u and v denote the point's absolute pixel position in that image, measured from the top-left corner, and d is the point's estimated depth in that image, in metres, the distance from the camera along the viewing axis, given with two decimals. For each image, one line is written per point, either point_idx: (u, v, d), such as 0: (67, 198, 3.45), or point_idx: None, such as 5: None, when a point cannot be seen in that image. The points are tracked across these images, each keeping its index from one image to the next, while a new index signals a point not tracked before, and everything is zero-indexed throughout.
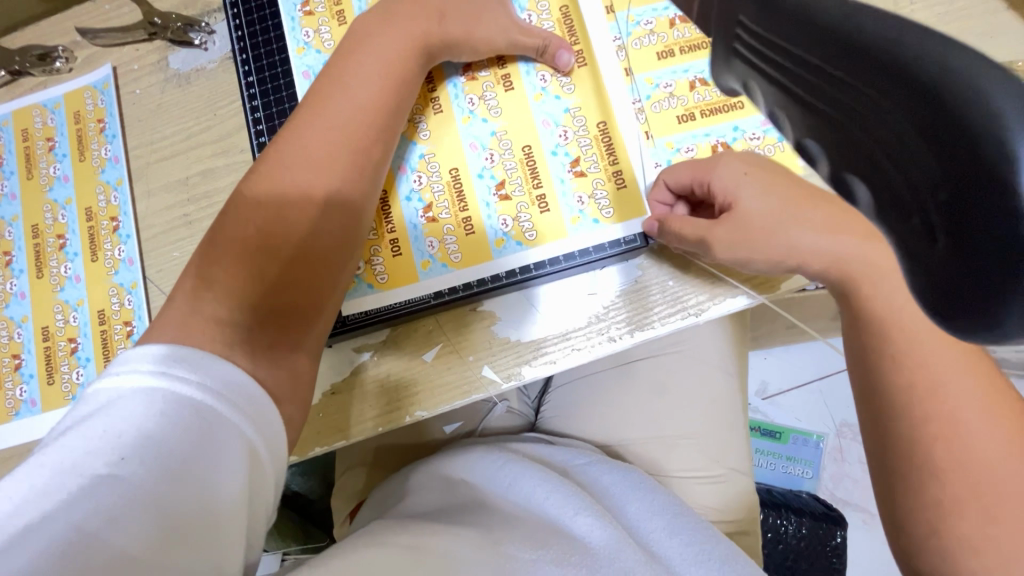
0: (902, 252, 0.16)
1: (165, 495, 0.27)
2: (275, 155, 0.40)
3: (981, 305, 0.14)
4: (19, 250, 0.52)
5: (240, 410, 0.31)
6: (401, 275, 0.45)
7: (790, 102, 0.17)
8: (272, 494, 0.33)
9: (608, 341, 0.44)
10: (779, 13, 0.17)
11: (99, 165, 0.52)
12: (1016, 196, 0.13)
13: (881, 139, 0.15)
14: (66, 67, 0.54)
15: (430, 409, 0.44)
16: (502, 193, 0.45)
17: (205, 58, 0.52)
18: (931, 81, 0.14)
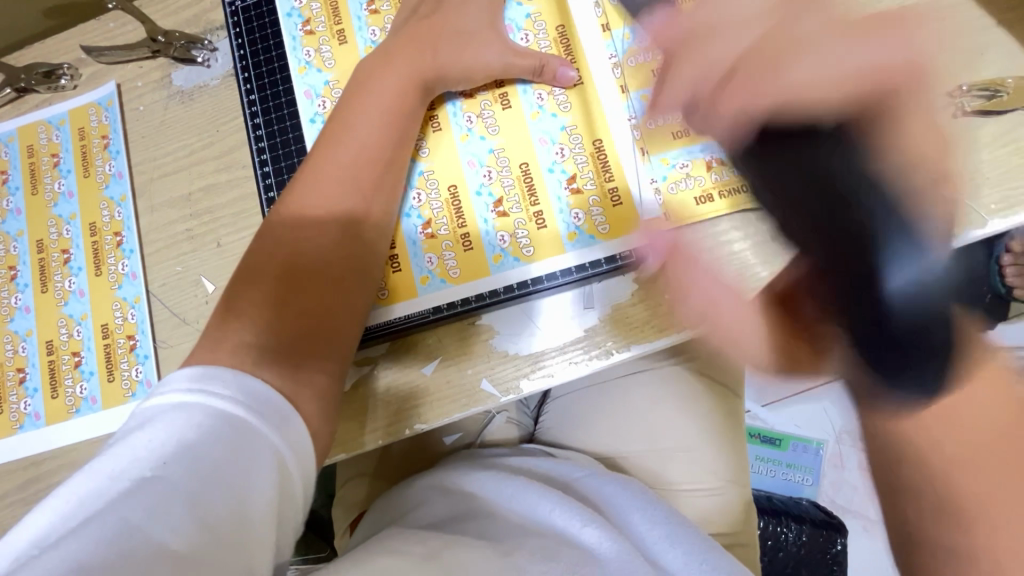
0: (834, 315, 0.32)
1: (201, 497, 0.30)
2: (296, 187, 0.43)
3: (903, 356, 0.29)
4: (24, 264, 0.52)
5: (268, 421, 0.34)
6: (401, 291, 0.46)
7: (793, 217, 0.34)
8: (303, 498, 0.35)
9: (605, 354, 0.44)
10: (773, 160, 0.34)
11: (103, 180, 0.53)
12: (882, 294, 0.30)
13: (828, 256, 0.32)
14: (71, 85, 0.55)
15: (430, 422, 0.45)
16: (501, 210, 0.46)
17: (208, 75, 0.53)
18: (865, 232, 0.30)
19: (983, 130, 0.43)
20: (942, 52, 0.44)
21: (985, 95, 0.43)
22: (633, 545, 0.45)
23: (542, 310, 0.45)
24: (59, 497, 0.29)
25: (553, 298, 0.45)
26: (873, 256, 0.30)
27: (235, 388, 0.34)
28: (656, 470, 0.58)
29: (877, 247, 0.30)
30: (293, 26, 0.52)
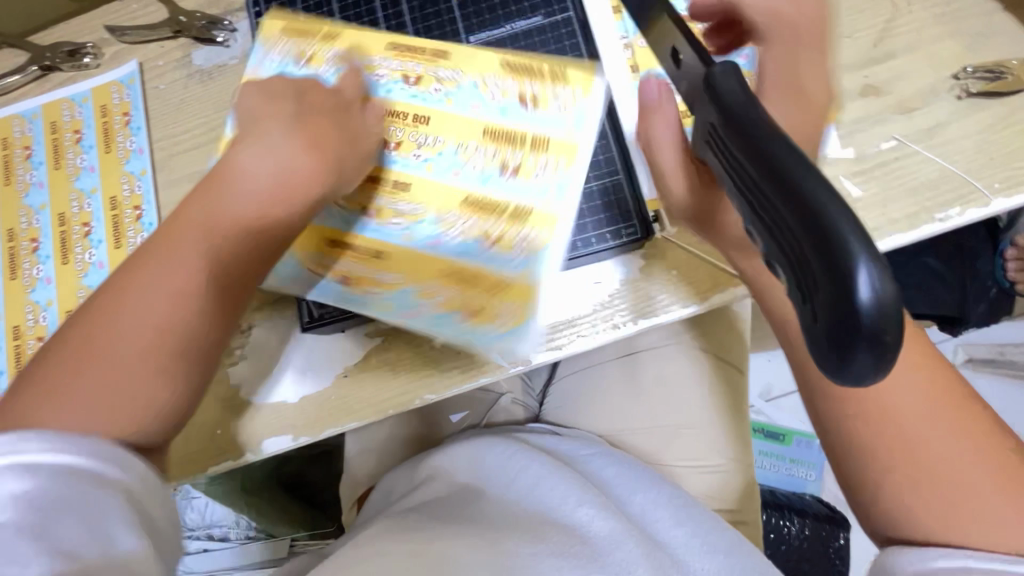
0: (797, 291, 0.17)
1: (53, 532, 0.28)
2: (173, 230, 0.38)
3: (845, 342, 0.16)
4: (47, 237, 0.54)
5: (99, 455, 0.30)
6: (518, 298, 0.44)
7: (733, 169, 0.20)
8: (164, 512, 0.33)
9: (612, 328, 0.45)
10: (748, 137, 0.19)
11: (124, 156, 0.54)
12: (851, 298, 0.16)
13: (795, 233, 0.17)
14: (94, 63, 0.57)
15: (438, 393, 0.47)
16: (516, 168, 0.46)
17: (227, 55, 0.55)
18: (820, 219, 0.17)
19: (988, 111, 0.43)
20: (947, 35, 0.45)
21: (989, 77, 0.44)
22: (629, 522, 0.46)
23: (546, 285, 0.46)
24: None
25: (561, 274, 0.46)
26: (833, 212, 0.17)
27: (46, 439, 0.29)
28: (658, 447, 0.59)
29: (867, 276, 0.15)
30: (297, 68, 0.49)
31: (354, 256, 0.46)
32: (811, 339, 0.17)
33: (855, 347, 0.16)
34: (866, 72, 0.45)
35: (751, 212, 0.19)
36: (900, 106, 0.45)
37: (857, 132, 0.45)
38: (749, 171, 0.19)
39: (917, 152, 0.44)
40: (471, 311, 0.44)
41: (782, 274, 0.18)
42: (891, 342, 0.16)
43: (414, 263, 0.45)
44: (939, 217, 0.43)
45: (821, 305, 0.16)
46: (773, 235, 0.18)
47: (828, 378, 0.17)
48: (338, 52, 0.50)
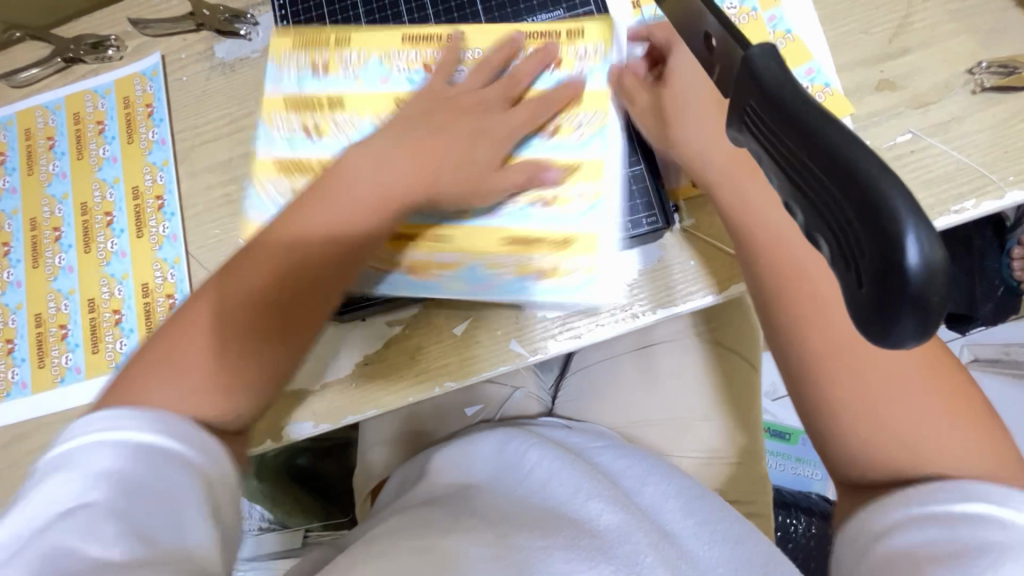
0: (843, 266, 0.18)
1: (122, 512, 0.29)
2: (256, 246, 0.42)
3: (881, 315, 0.17)
4: (69, 226, 0.54)
5: (175, 434, 0.32)
6: (589, 247, 0.45)
7: (771, 152, 0.21)
8: (228, 497, 0.34)
9: (631, 317, 0.46)
10: (788, 119, 0.20)
11: (146, 147, 0.55)
12: (900, 272, 0.16)
13: (841, 212, 0.18)
14: (117, 55, 0.57)
15: (459, 381, 0.47)
16: (556, 129, 0.47)
17: (249, 48, 0.55)
18: (869, 195, 0.17)
19: (1002, 105, 0.44)
20: (962, 31, 0.46)
21: (1003, 72, 0.45)
22: (640, 514, 0.45)
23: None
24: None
25: None
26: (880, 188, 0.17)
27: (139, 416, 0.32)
28: (673, 439, 0.60)
29: (914, 246, 0.16)
30: (316, 78, 0.51)
31: (407, 249, 0.47)
32: (855, 304, 0.18)
33: (900, 309, 0.16)
34: (882, 67, 0.46)
35: (794, 187, 0.20)
36: (916, 100, 0.45)
37: (872, 126, 0.45)
38: (790, 149, 0.20)
39: (931, 145, 0.44)
40: (550, 268, 0.45)
41: (825, 244, 0.19)
42: (936, 306, 0.16)
43: (475, 242, 0.46)
44: (953, 209, 0.43)
45: (865, 270, 0.17)
46: (816, 209, 0.19)
47: (871, 341, 0.18)
48: (353, 54, 0.51)
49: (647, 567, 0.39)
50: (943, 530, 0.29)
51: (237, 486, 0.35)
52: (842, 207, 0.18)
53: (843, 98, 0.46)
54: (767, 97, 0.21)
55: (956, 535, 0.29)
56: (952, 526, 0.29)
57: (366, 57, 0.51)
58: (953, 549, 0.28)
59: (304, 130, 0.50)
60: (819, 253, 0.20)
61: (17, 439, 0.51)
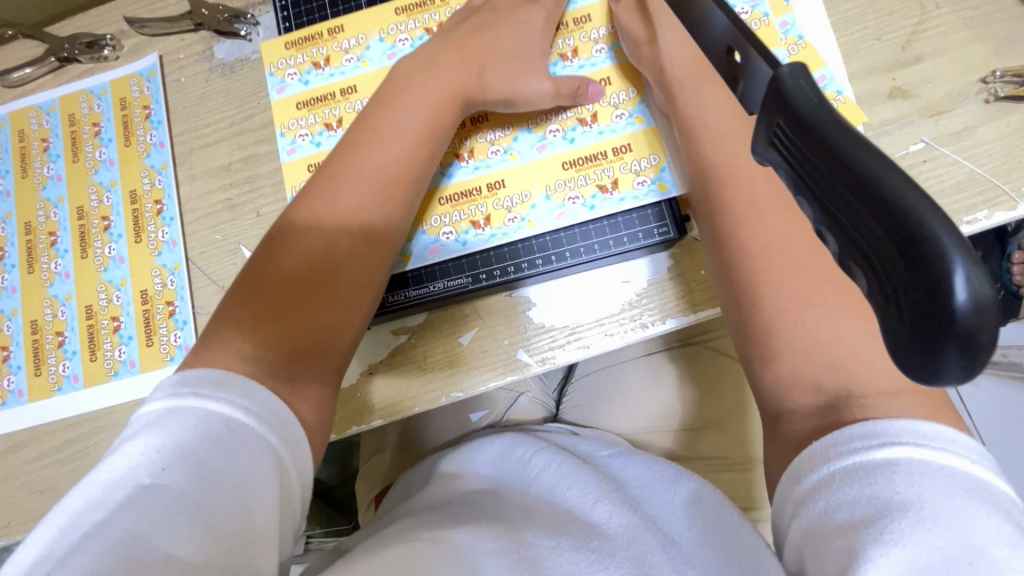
0: (880, 298, 0.18)
1: (202, 499, 0.30)
2: (289, 228, 0.42)
3: (926, 354, 0.16)
4: (64, 230, 0.53)
5: (265, 422, 0.35)
6: (642, 148, 0.47)
7: (800, 176, 0.20)
8: (300, 495, 0.36)
9: (640, 328, 0.45)
10: (821, 142, 0.19)
11: (144, 149, 0.54)
12: (947, 308, 0.16)
13: (881, 243, 0.17)
14: (113, 55, 0.56)
15: (465, 390, 0.47)
16: (575, 51, 0.50)
17: (249, 48, 0.54)
18: (913, 227, 0.16)
19: (1015, 115, 0.44)
20: (975, 39, 0.45)
21: (1018, 81, 0.44)
22: (647, 518, 0.44)
23: (560, 287, 0.47)
24: (69, 504, 0.30)
25: (582, 277, 0.47)
26: (925, 220, 0.16)
27: (214, 382, 0.35)
28: (678, 443, 0.60)
29: (962, 281, 0.15)
30: (320, 73, 0.51)
31: (464, 202, 0.48)
32: (894, 339, 0.17)
33: (946, 348, 0.16)
34: (894, 75, 0.46)
35: (826, 213, 0.20)
36: (928, 109, 0.45)
37: (884, 134, 0.45)
38: (824, 175, 0.19)
39: (944, 155, 0.44)
40: (609, 181, 0.47)
41: (862, 277, 0.19)
42: (986, 345, 0.16)
43: (530, 175, 0.48)
44: (966, 220, 0.43)
45: (907, 305, 0.17)
46: (852, 239, 0.19)
47: (910, 376, 0.17)
48: (350, 40, 0.52)
49: (653, 567, 0.38)
50: (858, 490, 0.28)
51: (309, 487, 0.38)
52: (882, 237, 0.17)
53: (856, 106, 0.45)
54: (798, 118, 0.20)
55: (873, 492, 0.27)
56: (868, 485, 0.27)
57: (365, 39, 0.51)
58: (872, 511, 0.27)
59: (326, 125, 0.51)
60: (855, 282, 0.19)
61: (14, 448, 0.50)
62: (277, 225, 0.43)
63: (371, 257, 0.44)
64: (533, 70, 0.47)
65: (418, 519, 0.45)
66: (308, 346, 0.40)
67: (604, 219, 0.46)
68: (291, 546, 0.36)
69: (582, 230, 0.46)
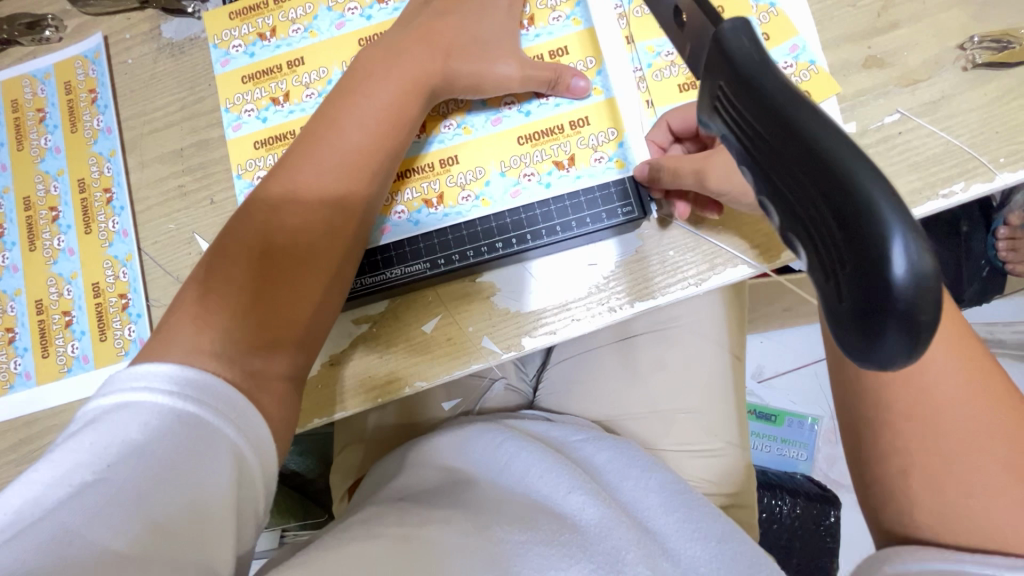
0: (819, 275, 0.16)
1: (148, 494, 0.29)
2: (243, 213, 0.40)
3: (865, 330, 0.15)
4: (11, 222, 0.51)
5: (224, 416, 0.33)
6: (601, 122, 0.45)
7: (742, 141, 0.19)
8: (264, 490, 0.34)
9: (609, 311, 0.44)
10: (764, 102, 0.18)
11: (91, 136, 0.51)
12: (887, 280, 0.14)
13: (819, 211, 0.16)
14: (56, 37, 0.53)
15: (429, 379, 0.45)
16: (532, 19, 0.47)
17: (197, 26, 0.51)
18: (852, 190, 0.15)
19: (993, 83, 0.42)
20: (952, 4, 0.44)
21: (996, 47, 0.42)
22: (621, 510, 0.43)
23: (530, 272, 0.45)
24: (2, 504, 0.28)
25: (548, 259, 0.45)
26: (866, 185, 0.15)
27: (169, 376, 0.33)
28: (656, 432, 0.58)
29: (901, 253, 0.14)
30: (266, 45, 0.49)
31: (418, 179, 0.46)
32: (833, 319, 0.16)
33: (885, 328, 0.15)
34: (870, 43, 0.44)
35: (769, 183, 0.18)
36: (905, 78, 0.43)
37: (859, 105, 0.43)
38: (765, 139, 0.18)
39: (921, 126, 0.42)
40: (566, 157, 0.45)
41: (804, 252, 0.17)
42: (926, 323, 0.15)
43: (486, 150, 0.46)
44: (942, 193, 0.41)
45: (846, 281, 0.15)
46: (793, 210, 0.17)
47: (854, 361, 0.16)
48: (297, 9, 0.49)
49: (628, 566, 0.37)
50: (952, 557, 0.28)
51: (275, 483, 0.36)
52: (822, 206, 0.16)
53: (828, 76, 0.43)
54: (739, 77, 0.18)
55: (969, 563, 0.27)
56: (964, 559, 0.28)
57: (312, 9, 0.49)
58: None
59: (272, 100, 0.48)
60: (797, 257, 0.18)
61: None
62: (235, 212, 0.42)
63: (332, 241, 0.41)
64: (492, 38, 0.45)
65: (383, 509, 0.43)
66: (265, 340, 0.38)
67: (561, 196, 0.44)
68: (251, 542, 0.35)
69: (542, 207, 0.45)
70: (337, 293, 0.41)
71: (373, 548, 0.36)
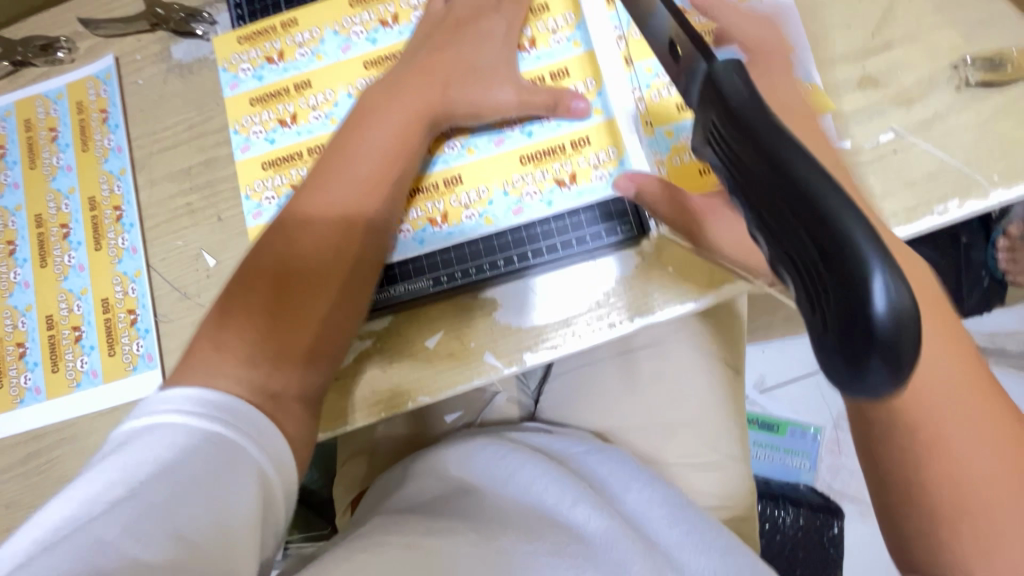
0: (804, 307, 0.17)
1: (179, 506, 0.29)
2: (261, 244, 0.41)
3: (850, 363, 0.16)
4: (23, 239, 0.52)
5: (249, 435, 0.34)
6: (601, 141, 0.46)
7: (735, 175, 0.19)
8: (285, 508, 0.35)
9: (609, 327, 0.44)
10: (753, 142, 0.18)
11: (102, 155, 0.52)
12: (868, 317, 0.15)
13: (802, 249, 0.16)
14: (69, 58, 0.54)
15: (432, 395, 0.45)
16: (532, 41, 0.48)
17: (206, 48, 0.52)
18: (835, 228, 0.16)
19: (986, 102, 0.43)
20: (946, 25, 0.44)
21: (989, 67, 0.43)
22: (626, 523, 0.43)
23: (532, 288, 0.45)
24: (36, 525, 0.29)
25: (549, 275, 0.45)
26: (847, 224, 0.16)
27: (197, 398, 0.34)
28: (660, 445, 0.58)
29: (881, 290, 0.15)
30: (274, 68, 0.50)
31: (421, 198, 0.47)
32: (820, 350, 0.17)
33: (868, 360, 0.15)
34: (864, 63, 0.45)
35: (757, 219, 0.19)
36: (899, 97, 0.44)
37: (854, 124, 0.44)
38: (754, 176, 0.18)
39: (915, 144, 0.43)
40: (568, 175, 0.46)
41: (791, 284, 0.18)
42: (906, 356, 0.15)
43: (488, 169, 0.47)
44: (937, 211, 0.42)
45: (832, 317, 0.16)
46: (779, 244, 0.18)
47: (841, 390, 0.17)
48: (304, 33, 0.50)
49: None
50: None
51: (295, 502, 0.37)
52: (805, 244, 0.16)
53: (824, 96, 0.44)
54: (731, 114, 0.19)
55: None
56: None
57: (318, 32, 0.50)
58: None
59: (280, 122, 0.49)
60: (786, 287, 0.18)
61: None
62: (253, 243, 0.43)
63: (348, 268, 0.41)
64: (494, 60, 0.46)
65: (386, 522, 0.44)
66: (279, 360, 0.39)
67: (563, 214, 0.45)
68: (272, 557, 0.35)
69: (544, 226, 0.45)
70: (351, 319, 0.42)
71: (378, 558, 0.36)
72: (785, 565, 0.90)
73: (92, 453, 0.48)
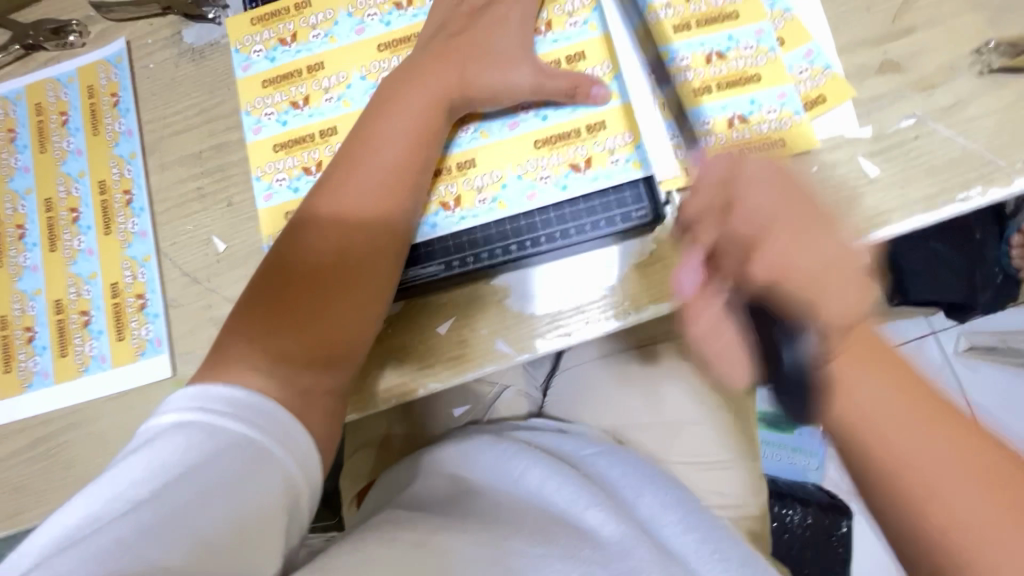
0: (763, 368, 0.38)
1: (195, 513, 0.29)
2: (284, 249, 0.41)
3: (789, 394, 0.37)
4: (33, 223, 0.52)
5: (271, 435, 0.34)
6: (617, 125, 0.45)
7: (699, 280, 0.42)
8: (310, 508, 0.35)
9: (623, 315, 0.44)
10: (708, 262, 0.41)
11: (112, 139, 0.52)
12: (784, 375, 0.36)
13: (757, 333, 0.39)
14: (80, 42, 0.54)
15: (444, 382, 0.45)
16: (548, 24, 0.47)
17: (218, 33, 0.52)
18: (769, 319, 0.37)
19: (1009, 88, 0.42)
20: (968, 10, 0.44)
21: (1012, 52, 0.42)
22: (639, 527, 0.43)
23: (545, 274, 0.45)
24: (65, 518, 0.30)
25: (561, 261, 0.45)
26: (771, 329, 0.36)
27: (223, 398, 0.34)
28: (664, 441, 0.58)
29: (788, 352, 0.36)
30: (287, 49, 0.50)
31: (434, 181, 0.46)
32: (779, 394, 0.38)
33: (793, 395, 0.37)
34: (884, 48, 0.44)
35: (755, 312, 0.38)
36: (920, 83, 0.43)
37: (874, 110, 0.43)
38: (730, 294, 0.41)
39: (937, 130, 0.42)
40: (582, 160, 0.45)
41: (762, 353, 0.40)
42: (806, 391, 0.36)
43: (502, 153, 0.46)
44: (959, 198, 0.41)
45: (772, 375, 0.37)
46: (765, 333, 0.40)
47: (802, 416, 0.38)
48: (317, 15, 0.50)
49: None
50: None
51: (320, 496, 0.36)
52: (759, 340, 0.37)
53: (843, 81, 0.44)
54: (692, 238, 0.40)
55: None
56: None
57: (332, 14, 0.50)
58: None
59: (292, 103, 0.49)
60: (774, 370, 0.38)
61: None
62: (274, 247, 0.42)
63: (371, 266, 0.41)
64: (510, 43, 0.46)
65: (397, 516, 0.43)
66: (307, 353, 0.38)
67: (577, 199, 0.45)
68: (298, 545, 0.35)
69: (558, 212, 0.45)
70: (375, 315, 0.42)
71: (385, 552, 0.36)
72: (795, 566, 0.88)
73: (100, 438, 0.48)
